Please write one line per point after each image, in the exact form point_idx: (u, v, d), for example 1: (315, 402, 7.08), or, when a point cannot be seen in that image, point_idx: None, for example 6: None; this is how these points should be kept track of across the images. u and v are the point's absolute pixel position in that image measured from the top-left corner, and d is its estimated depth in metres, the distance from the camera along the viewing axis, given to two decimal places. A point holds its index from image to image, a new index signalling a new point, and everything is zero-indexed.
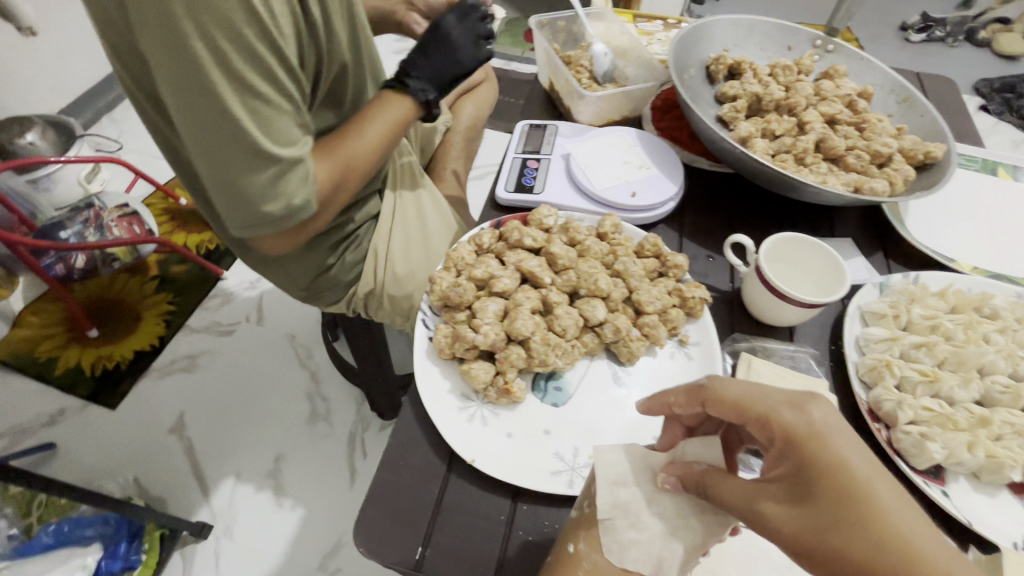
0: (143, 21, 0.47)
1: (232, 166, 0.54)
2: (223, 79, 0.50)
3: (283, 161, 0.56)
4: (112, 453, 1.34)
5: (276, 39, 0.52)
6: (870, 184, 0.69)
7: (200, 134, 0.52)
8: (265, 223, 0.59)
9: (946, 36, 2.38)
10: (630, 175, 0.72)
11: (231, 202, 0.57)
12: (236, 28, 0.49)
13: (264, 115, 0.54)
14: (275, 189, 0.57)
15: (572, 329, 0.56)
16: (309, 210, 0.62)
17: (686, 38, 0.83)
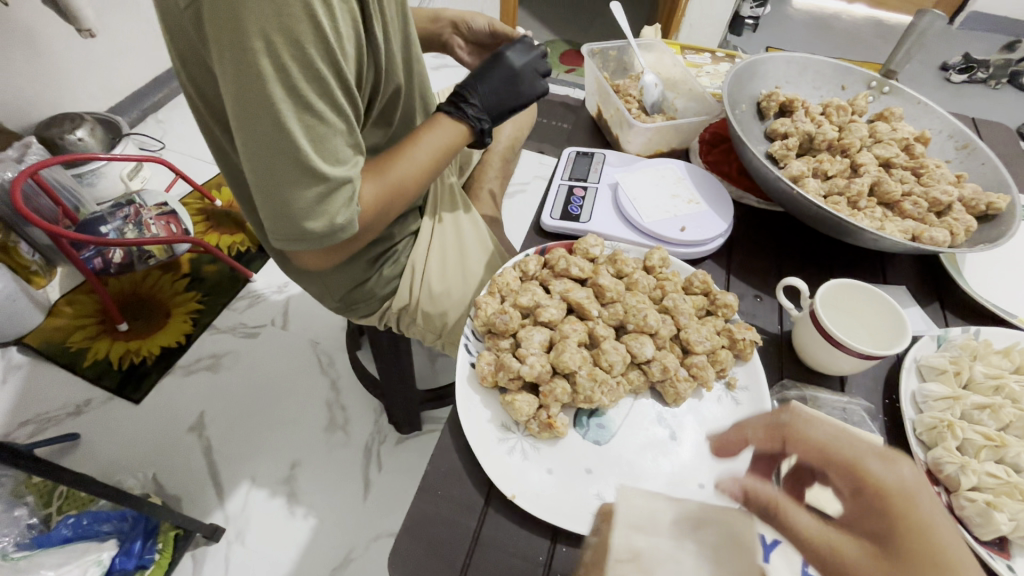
0: (217, 34, 0.47)
1: (280, 180, 0.54)
2: (284, 95, 0.50)
3: (331, 180, 0.56)
4: (133, 448, 1.35)
5: (338, 59, 0.52)
6: (930, 233, 0.67)
7: (254, 147, 0.52)
8: (306, 238, 0.59)
9: (989, 78, 2.34)
10: (680, 209, 0.71)
11: (275, 214, 0.57)
12: (302, 46, 0.48)
13: (317, 133, 0.53)
14: (320, 206, 0.56)
15: (619, 366, 0.54)
16: (350, 229, 0.61)
17: (739, 73, 0.83)
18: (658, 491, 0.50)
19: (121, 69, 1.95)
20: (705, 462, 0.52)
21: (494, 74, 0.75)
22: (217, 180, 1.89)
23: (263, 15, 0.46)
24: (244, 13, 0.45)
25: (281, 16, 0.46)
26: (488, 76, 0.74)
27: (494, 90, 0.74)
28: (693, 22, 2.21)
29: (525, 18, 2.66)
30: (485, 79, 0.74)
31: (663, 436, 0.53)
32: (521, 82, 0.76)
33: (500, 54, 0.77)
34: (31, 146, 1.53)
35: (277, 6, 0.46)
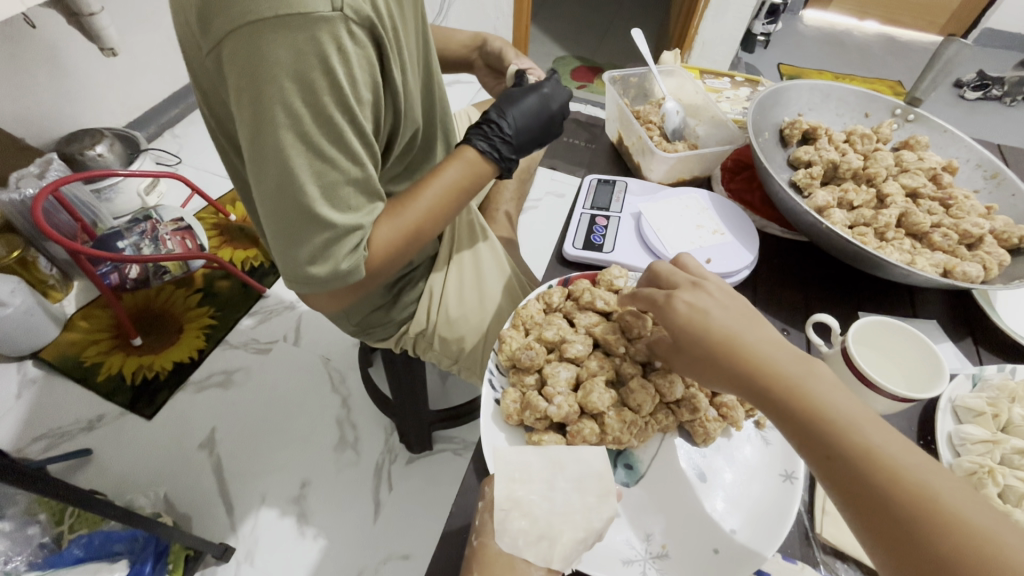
0: (236, 82, 0.47)
1: (290, 224, 0.53)
2: (296, 142, 0.48)
3: (338, 227, 0.54)
4: (145, 464, 1.35)
5: (354, 108, 0.50)
6: (963, 267, 0.66)
7: (265, 190, 0.51)
8: (311, 282, 0.57)
9: (1004, 95, 2.36)
10: (705, 240, 0.70)
11: (283, 255, 0.56)
12: (317, 94, 0.47)
13: (328, 180, 0.52)
14: (326, 252, 0.55)
15: (648, 405, 0.53)
16: (358, 275, 0.59)
17: (763, 101, 0.82)
18: (691, 538, 0.49)
19: (140, 85, 1.97)
20: (738, 507, 0.50)
21: (529, 104, 0.72)
22: (232, 196, 1.90)
23: (280, 65, 0.45)
24: (261, 61, 0.45)
25: (296, 65, 0.45)
26: (521, 104, 0.72)
27: (527, 121, 0.72)
28: (706, 40, 2.22)
29: (537, 36, 2.69)
30: (519, 107, 0.71)
31: (693, 477, 0.52)
32: (551, 115, 0.74)
33: (536, 86, 0.75)
34: (52, 162, 1.55)
35: (292, 54, 0.45)
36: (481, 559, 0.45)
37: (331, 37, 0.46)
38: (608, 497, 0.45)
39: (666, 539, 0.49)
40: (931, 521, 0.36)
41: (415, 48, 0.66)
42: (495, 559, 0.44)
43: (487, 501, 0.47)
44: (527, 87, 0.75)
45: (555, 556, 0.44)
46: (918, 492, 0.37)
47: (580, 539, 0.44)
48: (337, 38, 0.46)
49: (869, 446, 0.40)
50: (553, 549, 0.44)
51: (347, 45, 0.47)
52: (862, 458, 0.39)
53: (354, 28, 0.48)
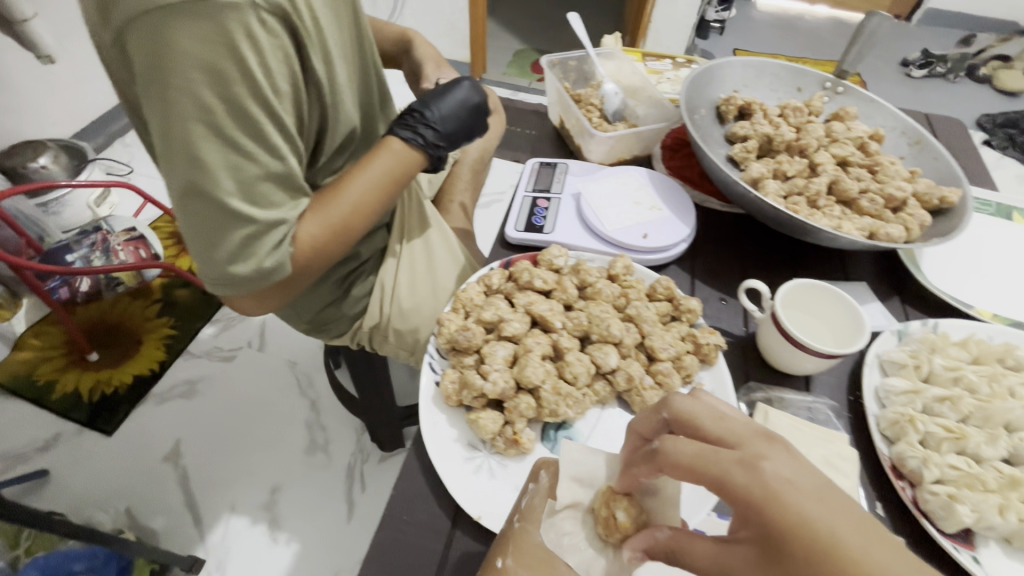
0: (142, 73, 0.46)
1: (205, 221, 0.52)
2: (207, 136, 0.47)
3: (258, 223, 0.53)
4: (107, 480, 1.32)
5: (269, 99, 0.49)
6: (886, 229, 0.68)
7: (177, 187, 0.50)
8: (234, 281, 0.56)
9: (947, 72, 2.47)
10: (643, 216, 0.71)
11: (201, 254, 0.55)
12: (227, 84, 0.46)
13: (244, 174, 0.51)
14: (246, 249, 0.54)
15: (583, 377, 0.54)
16: (284, 272, 0.58)
17: (697, 79, 0.83)
18: None
19: (84, 94, 1.91)
20: None
21: (454, 98, 0.73)
22: None
23: (184, 53, 0.44)
24: (166, 51, 0.44)
25: (202, 53, 0.44)
26: (447, 97, 0.72)
27: (453, 114, 0.71)
28: (659, 27, 2.24)
29: (496, 30, 2.69)
30: (443, 103, 0.71)
31: None
32: (475, 108, 0.74)
33: (458, 81, 0.75)
34: None
35: (197, 43, 0.44)
36: (515, 542, 0.42)
37: (240, 25, 0.45)
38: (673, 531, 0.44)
39: None
40: None
41: (346, 39, 0.66)
42: (533, 549, 0.42)
43: (540, 485, 0.47)
44: (451, 82, 0.76)
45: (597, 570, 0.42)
46: None
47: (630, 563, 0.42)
48: (247, 26, 0.46)
49: None
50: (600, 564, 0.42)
51: (257, 33, 0.47)
52: None
53: (264, 15, 0.47)
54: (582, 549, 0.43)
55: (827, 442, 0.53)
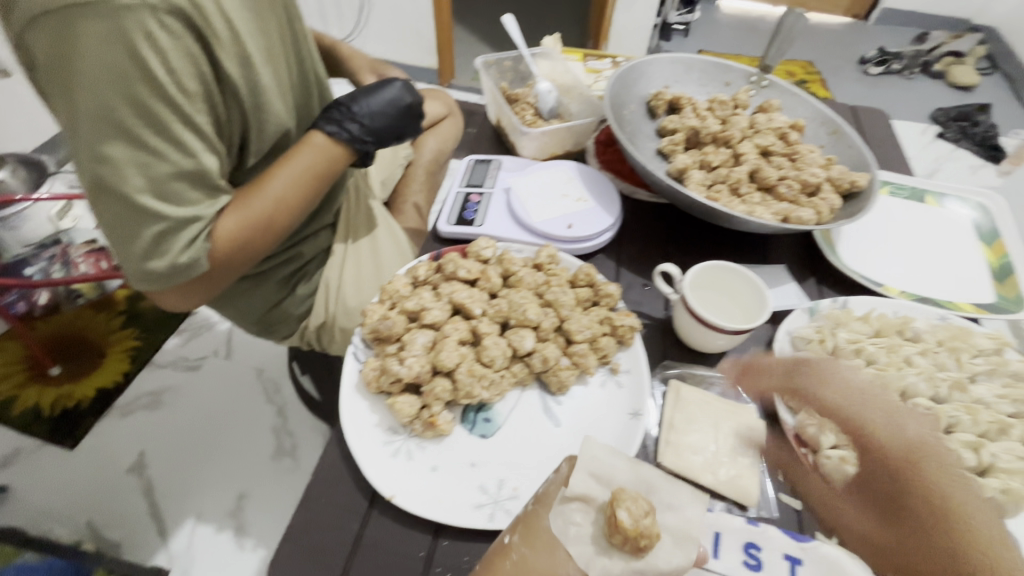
0: (54, 75, 0.50)
1: (118, 217, 0.55)
2: (114, 135, 0.51)
3: (170, 219, 0.57)
4: (67, 494, 1.27)
5: (173, 97, 0.53)
6: (797, 213, 0.71)
7: (90, 184, 0.54)
8: (154, 277, 0.60)
9: (903, 69, 2.54)
10: (570, 208, 0.74)
11: (119, 250, 0.58)
12: (128, 83, 0.50)
13: (153, 172, 0.54)
14: (160, 245, 0.58)
15: (499, 360, 0.56)
16: (202, 267, 0.61)
17: (623, 77, 0.86)
18: (539, 478, 0.52)
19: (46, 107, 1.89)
20: (582, 444, 0.54)
21: (384, 96, 0.76)
22: None
23: (85, 54, 0.48)
24: (69, 53, 0.48)
25: (101, 54, 0.48)
26: (378, 95, 0.75)
27: (382, 111, 0.74)
28: (621, 31, 2.29)
29: (466, 35, 2.70)
30: (372, 100, 0.74)
31: (547, 423, 0.56)
32: (406, 107, 0.77)
33: (391, 80, 0.78)
34: None
35: (96, 47, 0.48)
36: (525, 524, 0.44)
37: (138, 27, 0.49)
38: (686, 544, 0.41)
39: (517, 483, 0.51)
40: None
41: (276, 46, 0.68)
42: (542, 533, 0.43)
43: (559, 473, 0.47)
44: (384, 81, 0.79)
45: (599, 568, 0.41)
46: None
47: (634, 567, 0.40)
48: (146, 29, 0.49)
49: None
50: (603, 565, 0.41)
51: (157, 34, 0.50)
52: None
53: (163, 18, 0.50)
54: (584, 543, 0.42)
55: (732, 414, 0.56)
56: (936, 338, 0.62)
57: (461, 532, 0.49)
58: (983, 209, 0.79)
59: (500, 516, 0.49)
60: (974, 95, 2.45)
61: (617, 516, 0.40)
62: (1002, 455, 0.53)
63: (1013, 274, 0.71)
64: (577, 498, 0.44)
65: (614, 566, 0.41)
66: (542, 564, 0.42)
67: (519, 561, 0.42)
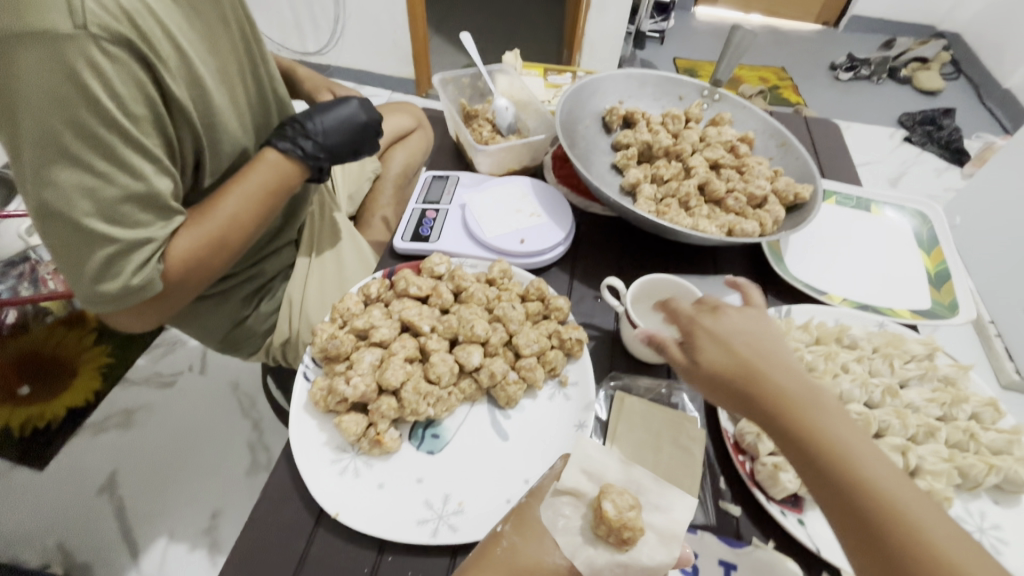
0: None
1: (66, 241, 0.54)
2: (58, 160, 0.51)
3: (119, 242, 0.56)
4: (36, 516, 1.17)
5: (120, 122, 0.53)
6: (741, 225, 0.74)
7: (35, 210, 0.53)
8: (104, 300, 0.59)
9: (872, 75, 2.60)
10: (523, 223, 0.76)
11: (67, 274, 0.57)
12: (72, 109, 0.49)
13: (101, 196, 0.54)
14: (110, 269, 0.57)
15: (446, 376, 0.58)
16: (155, 289, 0.60)
17: (577, 93, 0.88)
18: (485, 491, 0.53)
19: None
20: (527, 458, 0.55)
21: (339, 114, 0.77)
22: None
23: (24, 82, 0.47)
24: (8, 81, 0.47)
25: (42, 82, 0.48)
26: (331, 113, 0.76)
27: (337, 129, 0.76)
28: (594, 41, 2.32)
29: (444, 43, 2.69)
30: (328, 117, 0.76)
31: (494, 437, 0.57)
32: (361, 126, 0.79)
33: (347, 99, 0.81)
34: None
35: (38, 74, 0.48)
36: (516, 513, 0.47)
37: (80, 54, 0.49)
38: (671, 541, 0.43)
39: (463, 497, 0.52)
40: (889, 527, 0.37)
41: (230, 65, 0.69)
42: (532, 522, 0.46)
43: (553, 469, 0.49)
44: (341, 99, 0.81)
45: (584, 557, 0.43)
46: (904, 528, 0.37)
47: (619, 560, 0.42)
48: (88, 56, 0.49)
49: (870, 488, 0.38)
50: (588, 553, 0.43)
51: (99, 61, 0.50)
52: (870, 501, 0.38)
53: (107, 45, 0.51)
54: (573, 534, 0.44)
55: (677, 424, 0.57)
56: (872, 344, 0.65)
57: (403, 547, 0.50)
58: (921, 217, 0.82)
59: (444, 531, 0.50)
60: (938, 99, 2.52)
61: (601, 507, 0.42)
62: (927, 457, 0.55)
63: (948, 281, 0.74)
64: (568, 492, 0.46)
65: (601, 556, 0.43)
66: (530, 552, 0.44)
67: (508, 548, 0.45)
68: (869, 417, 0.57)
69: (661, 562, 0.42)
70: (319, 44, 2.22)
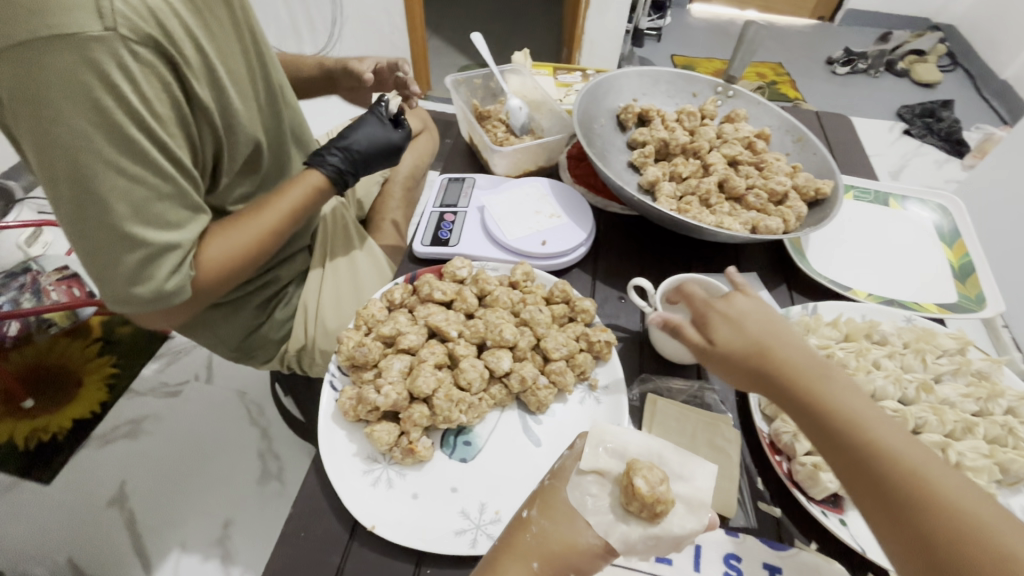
0: (15, 106, 0.47)
1: (98, 243, 0.53)
2: (94, 163, 0.49)
3: (153, 244, 0.55)
4: (44, 531, 1.13)
5: (150, 125, 0.52)
6: (765, 222, 0.73)
7: (66, 212, 0.51)
8: (135, 303, 0.57)
9: (869, 68, 2.60)
10: (543, 225, 0.75)
11: (97, 276, 0.55)
12: (105, 112, 0.48)
13: (136, 197, 0.53)
14: (143, 272, 0.55)
15: (477, 382, 0.57)
16: (186, 293, 0.60)
17: (592, 92, 0.88)
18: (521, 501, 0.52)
19: None
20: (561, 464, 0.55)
21: (378, 133, 0.78)
22: None
23: (56, 87, 0.46)
24: (38, 83, 0.46)
25: (74, 85, 0.47)
26: (369, 132, 0.77)
27: (374, 150, 0.77)
28: (593, 39, 2.30)
29: (441, 43, 2.66)
30: (366, 137, 0.76)
31: (527, 444, 0.56)
32: (395, 149, 0.80)
33: (382, 115, 0.81)
34: None
35: (70, 77, 0.46)
36: (542, 496, 0.46)
37: (109, 56, 0.48)
38: (700, 510, 0.43)
39: (499, 506, 0.51)
40: (909, 497, 0.38)
41: (240, 64, 0.68)
42: (559, 505, 0.45)
43: (574, 449, 0.47)
44: (376, 113, 0.80)
45: (617, 535, 0.42)
46: (918, 484, 0.38)
47: (651, 533, 0.42)
48: (118, 58, 0.49)
49: (879, 444, 0.40)
50: (613, 526, 0.42)
51: (129, 63, 0.49)
52: (889, 469, 0.39)
53: (135, 47, 0.50)
54: (603, 513, 0.43)
55: (711, 425, 0.57)
56: (903, 340, 0.64)
57: (440, 560, 0.49)
58: (942, 210, 0.82)
59: (482, 541, 0.49)
60: (936, 92, 2.52)
61: (633, 484, 0.41)
62: (967, 453, 0.55)
63: (973, 274, 0.74)
64: (593, 472, 0.45)
65: (632, 532, 0.42)
66: (561, 533, 0.43)
67: (539, 533, 0.44)
68: (905, 414, 0.57)
69: (693, 529, 0.42)
70: (317, 48, 2.20)
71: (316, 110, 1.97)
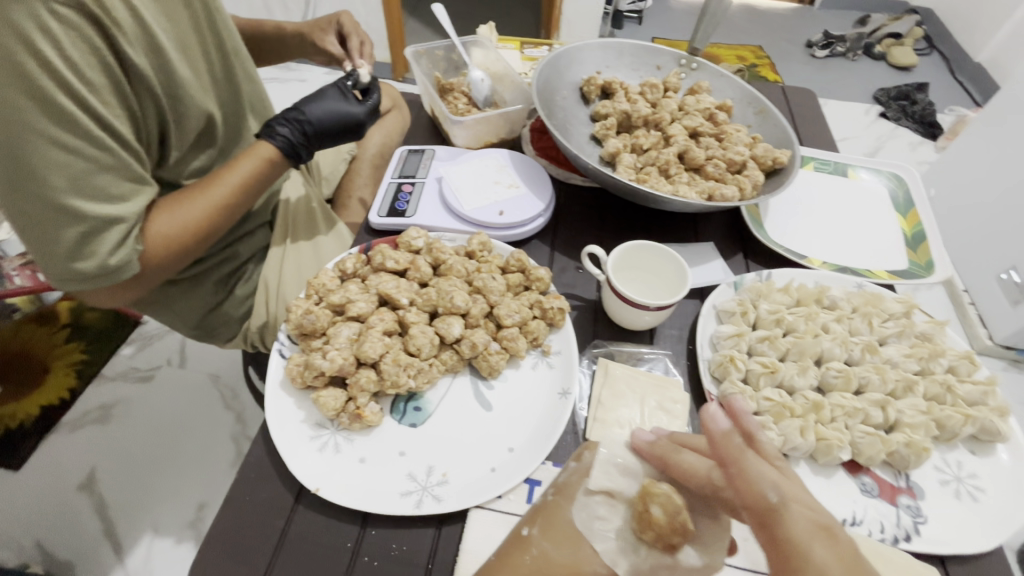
0: None
1: (33, 217, 0.51)
2: (23, 130, 0.47)
3: (93, 218, 0.53)
4: (11, 517, 1.11)
5: (80, 91, 0.50)
6: (721, 191, 0.73)
7: None
8: (77, 279, 0.56)
9: (847, 51, 2.60)
10: (501, 195, 0.74)
11: (34, 251, 0.54)
12: (28, 77, 0.47)
13: (73, 169, 0.51)
14: (84, 247, 0.54)
15: (427, 348, 0.57)
16: (132, 270, 0.58)
17: (554, 64, 0.87)
18: (467, 462, 0.52)
19: None
20: (508, 427, 0.55)
21: (336, 104, 0.75)
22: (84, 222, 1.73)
23: None
24: None
25: None
26: (328, 103, 0.74)
27: (331, 123, 0.74)
28: (571, 20, 2.28)
29: (419, 25, 2.61)
30: (323, 109, 0.73)
31: (477, 408, 0.56)
32: (358, 123, 0.76)
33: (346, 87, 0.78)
34: None
35: None
36: (545, 516, 0.44)
37: (29, 17, 0.46)
38: (713, 546, 0.42)
39: (447, 468, 0.52)
40: None
41: (186, 33, 0.66)
42: (564, 526, 0.43)
43: (580, 465, 0.46)
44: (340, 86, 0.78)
45: (625, 562, 0.41)
46: None
47: (662, 560, 0.41)
48: (37, 18, 0.47)
49: None
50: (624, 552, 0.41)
51: (51, 25, 0.48)
52: None
53: (56, 8, 0.48)
54: (612, 539, 0.43)
55: (660, 387, 0.57)
56: (851, 304, 0.65)
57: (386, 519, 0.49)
58: (897, 180, 0.83)
59: (428, 502, 0.49)
60: (913, 74, 2.53)
61: (652, 512, 0.41)
62: (906, 411, 0.56)
63: (925, 242, 0.75)
64: (601, 492, 0.45)
65: (642, 561, 0.41)
66: (564, 557, 0.42)
67: (538, 556, 0.42)
68: (850, 374, 0.58)
69: (709, 562, 0.41)
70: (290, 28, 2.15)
71: (289, 92, 1.93)
